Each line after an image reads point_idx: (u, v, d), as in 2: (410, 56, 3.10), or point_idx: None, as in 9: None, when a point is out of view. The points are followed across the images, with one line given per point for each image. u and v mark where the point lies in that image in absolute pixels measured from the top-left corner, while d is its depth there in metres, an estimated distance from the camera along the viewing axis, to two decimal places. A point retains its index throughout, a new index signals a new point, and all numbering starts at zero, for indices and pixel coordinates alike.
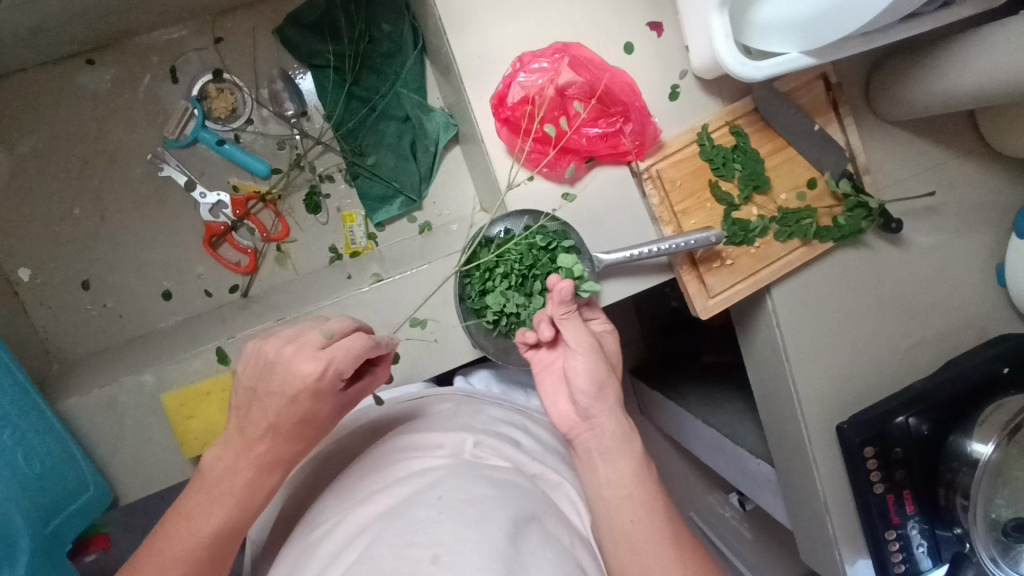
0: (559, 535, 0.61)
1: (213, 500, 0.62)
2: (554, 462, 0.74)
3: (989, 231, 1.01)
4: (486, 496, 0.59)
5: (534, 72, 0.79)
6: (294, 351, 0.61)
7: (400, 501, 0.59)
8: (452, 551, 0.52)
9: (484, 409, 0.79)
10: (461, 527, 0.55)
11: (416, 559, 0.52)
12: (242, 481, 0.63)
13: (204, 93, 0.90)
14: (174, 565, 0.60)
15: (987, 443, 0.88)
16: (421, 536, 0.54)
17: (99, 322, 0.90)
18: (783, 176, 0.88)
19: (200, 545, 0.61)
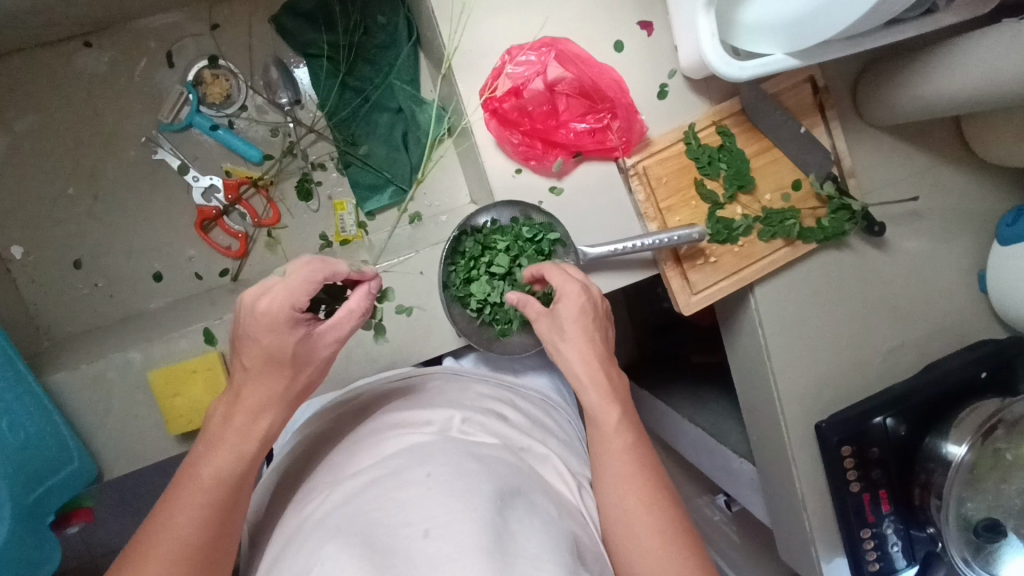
0: (547, 506, 0.62)
1: (230, 453, 0.61)
2: (542, 434, 0.75)
3: (972, 238, 1.03)
4: (474, 469, 0.60)
5: (521, 65, 0.81)
6: (254, 291, 0.63)
7: (388, 473, 0.61)
8: (442, 526, 0.54)
9: (471, 388, 0.79)
10: (451, 502, 0.56)
11: (407, 537, 0.54)
12: (252, 439, 0.63)
13: (200, 78, 0.91)
14: (185, 513, 0.58)
15: (961, 444, 0.90)
16: (411, 514, 0.55)
17: (89, 301, 0.91)
18: (768, 177, 0.90)
19: (204, 491, 0.59)
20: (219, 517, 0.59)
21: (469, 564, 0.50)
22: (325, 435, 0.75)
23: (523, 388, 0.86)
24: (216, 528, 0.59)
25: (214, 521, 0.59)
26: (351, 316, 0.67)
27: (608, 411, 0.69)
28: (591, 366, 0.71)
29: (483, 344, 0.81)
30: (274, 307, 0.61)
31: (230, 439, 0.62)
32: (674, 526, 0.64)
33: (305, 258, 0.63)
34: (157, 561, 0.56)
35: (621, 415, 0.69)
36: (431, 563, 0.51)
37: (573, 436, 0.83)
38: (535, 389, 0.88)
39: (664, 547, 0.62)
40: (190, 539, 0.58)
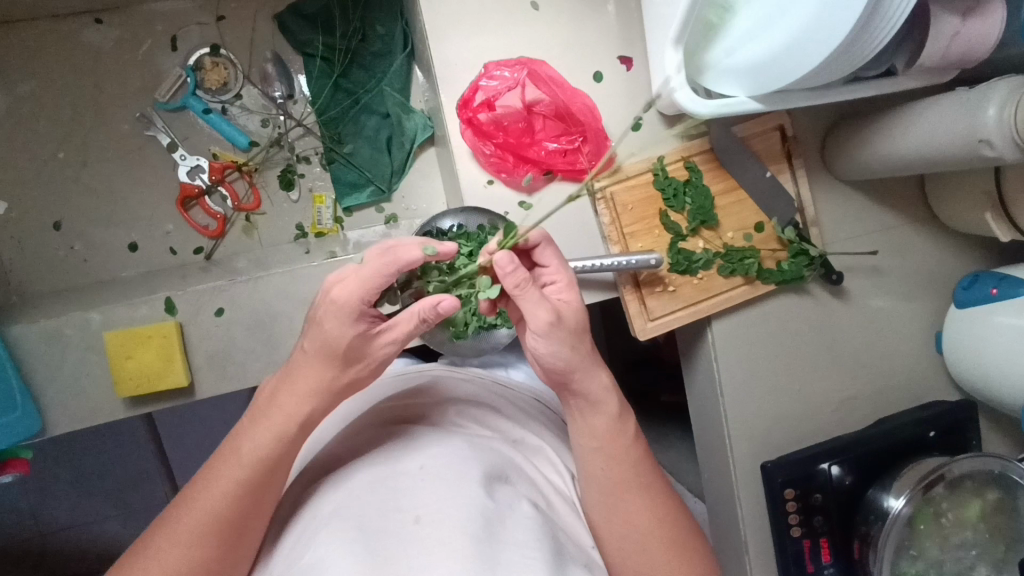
0: (533, 496, 0.67)
1: (272, 433, 0.64)
2: (534, 429, 0.80)
3: (930, 299, 1.05)
4: (465, 459, 0.64)
5: (497, 80, 0.84)
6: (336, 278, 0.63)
7: (387, 461, 0.65)
8: (432, 512, 0.58)
9: (469, 388, 0.84)
10: (441, 489, 0.60)
11: (399, 522, 0.58)
12: (287, 421, 0.65)
13: (200, 64, 0.95)
14: (226, 487, 0.62)
15: (900, 497, 0.90)
16: (403, 502, 0.59)
17: (63, 263, 0.94)
18: (731, 216, 0.93)
19: (244, 467, 0.62)
20: (255, 495, 0.63)
21: (458, 547, 0.54)
22: (337, 420, 0.81)
23: (516, 387, 0.91)
24: (249, 505, 0.62)
25: (247, 498, 0.62)
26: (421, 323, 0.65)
27: (610, 400, 0.69)
28: (595, 360, 0.68)
29: (435, 344, 0.87)
30: (342, 297, 0.61)
31: (275, 421, 0.64)
32: (671, 535, 0.69)
33: (378, 243, 0.62)
34: (192, 530, 0.60)
35: (620, 409, 0.70)
36: (421, 546, 0.55)
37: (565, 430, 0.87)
38: (527, 387, 0.93)
39: (667, 557, 0.68)
40: (223, 512, 0.61)
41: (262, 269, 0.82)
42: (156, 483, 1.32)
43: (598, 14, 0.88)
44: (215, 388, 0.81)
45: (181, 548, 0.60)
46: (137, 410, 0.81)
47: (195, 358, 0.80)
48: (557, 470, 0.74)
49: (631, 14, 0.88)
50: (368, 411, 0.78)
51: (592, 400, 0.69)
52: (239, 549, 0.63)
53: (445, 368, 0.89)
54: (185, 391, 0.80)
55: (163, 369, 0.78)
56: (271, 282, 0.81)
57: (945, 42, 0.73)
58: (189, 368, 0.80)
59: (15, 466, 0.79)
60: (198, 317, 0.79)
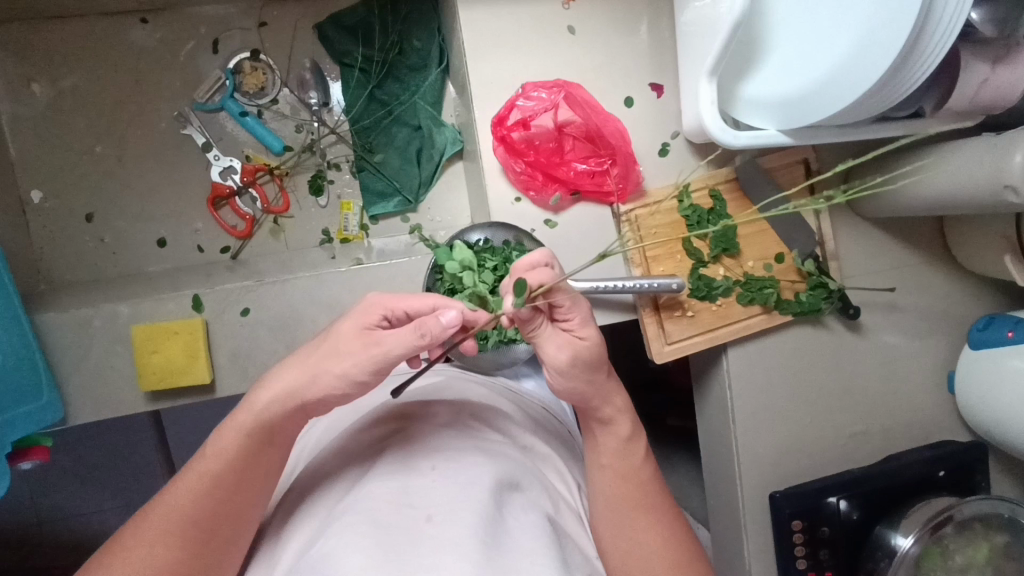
0: (542, 503, 0.66)
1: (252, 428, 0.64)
2: (546, 438, 0.81)
3: (944, 338, 1.06)
4: (477, 462, 0.65)
5: (533, 101, 0.86)
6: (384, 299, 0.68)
7: (400, 457, 0.66)
8: (444, 510, 0.58)
9: (479, 389, 0.85)
10: (453, 491, 0.60)
11: (411, 517, 0.58)
12: (253, 418, 0.65)
13: (239, 67, 0.97)
14: (207, 480, 0.63)
15: (909, 536, 0.90)
16: (416, 499, 0.60)
17: (92, 255, 0.95)
18: (753, 245, 0.94)
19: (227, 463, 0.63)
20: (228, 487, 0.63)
21: (466, 548, 0.54)
22: (348, 411, 0.81)
23: (527, 395, 0.92)
24: (213, 516, 0.63)
25: (209, 502, 0.63)
26: (415, 334, 0.59)
27: (623, 422, 0.72)
28: (612, 386, 0.70)
29: (457, 356, 0.91)
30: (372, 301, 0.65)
31: (240, 421, 0.65)
32: (681, 555, 0.70)
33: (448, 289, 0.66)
34: (169, 517, 0.62)
35: (631, 433, 0.72)
36: (432, 542, 0.55)
37: (576, 443, 0.88)
38: (538, 397, 0.93)
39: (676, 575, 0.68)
40: (192, 512, 0.62)
41: (289, 272, 0.83)
42: (158, 476, 1.32)
43: (633, 42, 0.90)
44: (236, 386, 0.82)
45: (157, 536, 0.61)
46: (157, 405, 0.81)
47: (218, 357, 0.81)
48: (565, 479, 0.74)
49: (665, 45, 0.90)
50: (378, 406, 0.79)
51: (605, 420, 0.71)
52: (218, 549, 0.63)
53: (455, 372, 0.90)
54: (206, 389, 0.80)
55: (187, 366, 0.79)
56: (298, 287, 0.82)
57: (974, 88, 0.75)
58: (212, 366, 0.81)
59: (36, 453, 0.79)
60: (224, 316, 0.80)
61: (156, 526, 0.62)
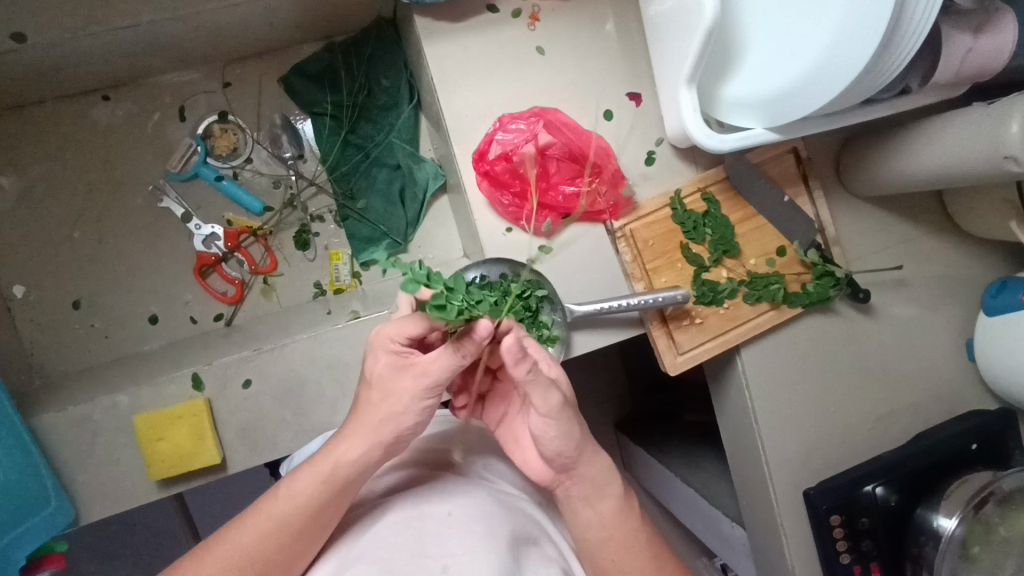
0: (552, 555, 0.67)
1: (290, 507, 0.64)
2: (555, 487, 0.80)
3: (958, 307, 1.04)
4: (494, 513, 0.65)
5: (512, 132, 0.84)
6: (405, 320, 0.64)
7: (414, 505, 0.66)
8: (460, 562, 0.59)
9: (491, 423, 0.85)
10: (469, 541, 0.61)
11: (427, 568, 0.58)
12: (287, 505, 0.65)
13: (208, 132, 0.95)
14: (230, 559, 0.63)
15: (952, 517, 0.88)
16: (433, 549, 0.60)
17: (85, 342, 0.93)
18: (752, 243, 0.92)
19: (252, 540, 0.64)
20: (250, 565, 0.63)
21: None
22: None
23: None
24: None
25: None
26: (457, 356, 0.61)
27: (612, 488, 0.68)
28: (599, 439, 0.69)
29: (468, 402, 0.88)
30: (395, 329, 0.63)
31: (280, 505, 0.65)
32: None
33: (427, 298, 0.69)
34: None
35: (624, 491, 0.69)
36: None
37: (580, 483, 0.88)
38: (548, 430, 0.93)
39: None
40: (251, 555, 0.63)
41: (285, 335, 0.81)
42: (178, 548, 1.29)
43: (603, 56, 0.88)
44: (247, 461, 0.80)
45: None
46: (170, 490, 0.79)
47: (225, 434, 0.79)
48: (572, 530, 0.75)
49: (635, 54, 0.88)
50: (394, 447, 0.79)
51: (597, 489, 0.68)
52: None
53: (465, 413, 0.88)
54: (217, 468, 0.78)
55: (195, 448, 0.76)
56: (296, 351, 0.80)
57: (960, 59, 0.72)
58: (221, 445, 0.78)
59: (52, 562, 0.76)
60: (226, 392, 0.78)
61: (223, 558, 0.63)
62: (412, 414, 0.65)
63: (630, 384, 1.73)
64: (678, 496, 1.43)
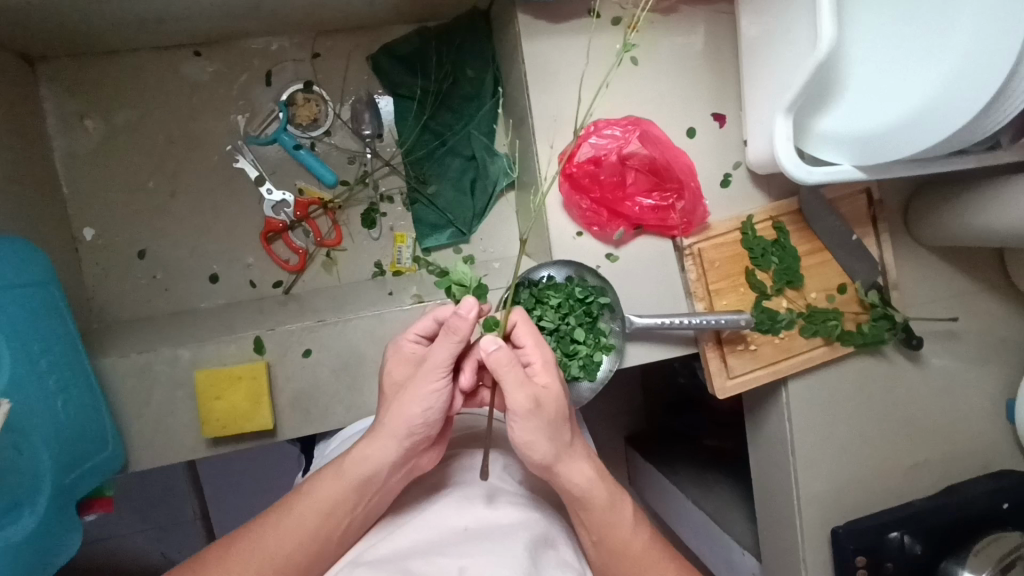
0: (571, 560, 0.67)
1: (308, 512, 0.67)
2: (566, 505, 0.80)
3: (1005, 366, 1.04)
4: (511, 519, 0.66)
5: (605, 138, 0.85)
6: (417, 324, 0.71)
7: (430, 511, 0.68)
8: (476, 564, 0.59)
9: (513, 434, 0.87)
10: (486, 545, 0.61)
11: (444, 570, 0.59)
12: (308, 505, 0.67)
13: (292, 99, 0.95)
14: (258, 558, 0.66)
15: (978, 574, 0.90)
16: (449, 553, 0.60)
17: (144, 292, 0.94)
18: (815, 277, 0.93)
19: (276, 539, 0.66)
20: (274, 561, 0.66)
21: None
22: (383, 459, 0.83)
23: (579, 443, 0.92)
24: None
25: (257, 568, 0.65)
26: (449, 340, 0.65)
27: (598, 496, 0.68)
28: (576, 451, 0.68)
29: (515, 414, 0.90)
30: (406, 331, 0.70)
31: (300, 508, 0.68)
32: None
33: (453, 307, 0.70)
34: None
35: (610, 500, 0.68)
36: None
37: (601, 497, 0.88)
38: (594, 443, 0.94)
39: None
40: (272, 552, 0.66)
41: (351, 311, 0.81)
42: (186, 502, 1.30)
43: (696, 74, 0.88)
44: (297, 431, 0.80)
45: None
46: (218, 449, 0.80)
47: (281, 400, 0.79)
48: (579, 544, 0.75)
49: (726, 77, 0.89)
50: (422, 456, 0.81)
51: (577, 500, 0.68)
52: None
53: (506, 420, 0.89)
54: (268, 434, 0.79)
55: (250, 412, 0.77)
56: (362, 327, 0.80)
57: None
58: (274, 411, 0.79)
59: (101, 505, 0.78)
60: (286, 358, 0.79)
61: (249, 553, 0.66)
62: (420, 406, 0.67)
63: (649, 400, 1.74)
64: (687, 517, 1.43)
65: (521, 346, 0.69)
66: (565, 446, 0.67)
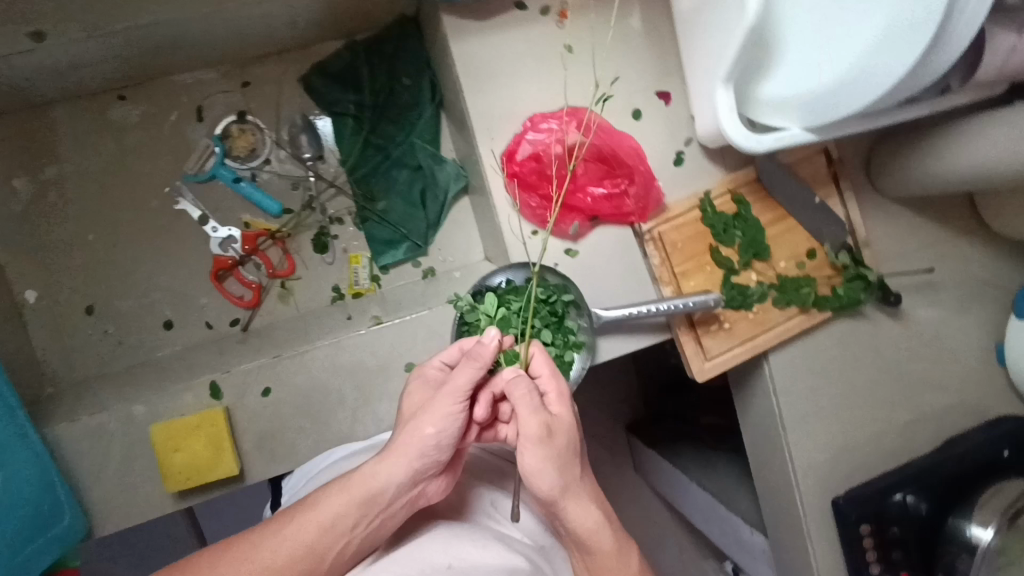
0: None
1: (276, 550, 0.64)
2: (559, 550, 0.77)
3: (989, 309, 1.01)
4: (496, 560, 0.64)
5: (542, 132, 0.83)
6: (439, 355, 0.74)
7: (415, 549, 0.66)
8: None
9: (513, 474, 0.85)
10: None
11: None
12: (276, 544, 0.65)
13: (227, 132, 0.93)
14: None
15: (987, 527, 0.87)
16: None
17: (98, 347, 0.91)
18: (783, 245, 0.90)
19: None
20: None
21: None
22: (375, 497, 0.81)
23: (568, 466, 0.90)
24: None
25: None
26: (468, 364, 0.68)
27: (602, 536, 0.66)
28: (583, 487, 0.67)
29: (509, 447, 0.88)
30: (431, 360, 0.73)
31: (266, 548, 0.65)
32: None
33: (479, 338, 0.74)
34: None
35: (612, 544, 0.66)
36: None
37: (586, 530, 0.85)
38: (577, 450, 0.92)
39: None
40: None
41: (306, 342, 0.80)
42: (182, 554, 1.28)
43: (634, 54, 0.85)
44: (266, 473, 0.78)
45: None
46: (186, 502, 0.77)
47: (244, 443, 0.77)
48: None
49: (665, 52, 0.86)
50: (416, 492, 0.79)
51: (582, 541, 0.66)
52: None
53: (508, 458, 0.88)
54: (235, 480, 0.76)
55: (212, 460, 0.74)
56: (319, 357, 0.78)
57: (1003, 59, 0.70)
58: (239, 456, 0.76)
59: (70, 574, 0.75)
60: (245, 400, 0.77)
61: None
62: (435, 429, 0.67)
63: (643, 385, 1.72)
64: (693, 500, 1.41)
65: (535, 377, 0.71)
66: (570, 479, 0.66)
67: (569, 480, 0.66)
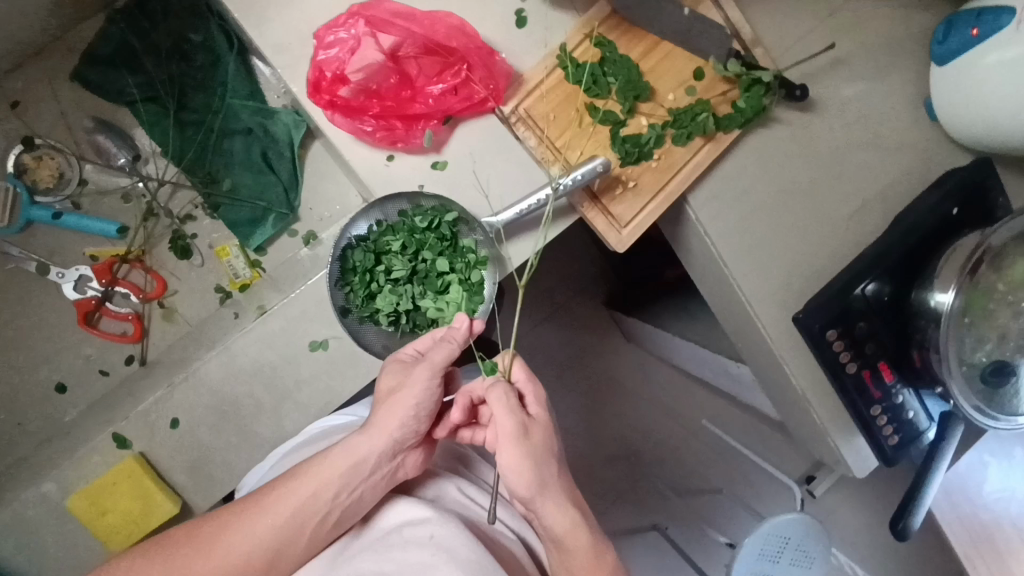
0: None
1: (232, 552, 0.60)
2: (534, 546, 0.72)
3: (911, 63, 0.92)
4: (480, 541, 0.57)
5: (333, 47, 0.74)
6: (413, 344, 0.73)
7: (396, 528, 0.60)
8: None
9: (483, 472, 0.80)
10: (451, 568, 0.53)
11: None
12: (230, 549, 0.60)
13: (20, 167, 0.92)
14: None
15: (946, 290, 0.82)
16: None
17: (5, 437, 0.89)
18: (664, 75, 0.80)
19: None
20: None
21: None
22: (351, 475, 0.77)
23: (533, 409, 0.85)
24: None
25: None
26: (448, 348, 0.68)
27: (577, 538, 0.62)
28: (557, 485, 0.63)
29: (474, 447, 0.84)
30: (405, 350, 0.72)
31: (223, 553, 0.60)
32: None
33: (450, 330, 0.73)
34: None
35: (591, 547, 0.62)
36: None
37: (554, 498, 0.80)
38: None
39: None
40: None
41: (195, 360, 0.77)
42: None
43: None
44: (208, 498, 0.77)
45: None
46: None
47: (174, 479, 0.76)
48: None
49: None
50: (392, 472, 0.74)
51: (558, 540, 0.62)
52: None
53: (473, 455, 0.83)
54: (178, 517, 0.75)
55: (144, 508, 0.74)
56: (213, 367, 0.76)
57: None
58: (173, 492, 0.76)
59: None
60: (156, 437, 0.75)
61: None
62: (413, 399, 0.66)
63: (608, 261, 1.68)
64: (686, 354, 1.36)
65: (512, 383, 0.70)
66: (542, 476, 0.63)
67: (542, 478, 0.62)
